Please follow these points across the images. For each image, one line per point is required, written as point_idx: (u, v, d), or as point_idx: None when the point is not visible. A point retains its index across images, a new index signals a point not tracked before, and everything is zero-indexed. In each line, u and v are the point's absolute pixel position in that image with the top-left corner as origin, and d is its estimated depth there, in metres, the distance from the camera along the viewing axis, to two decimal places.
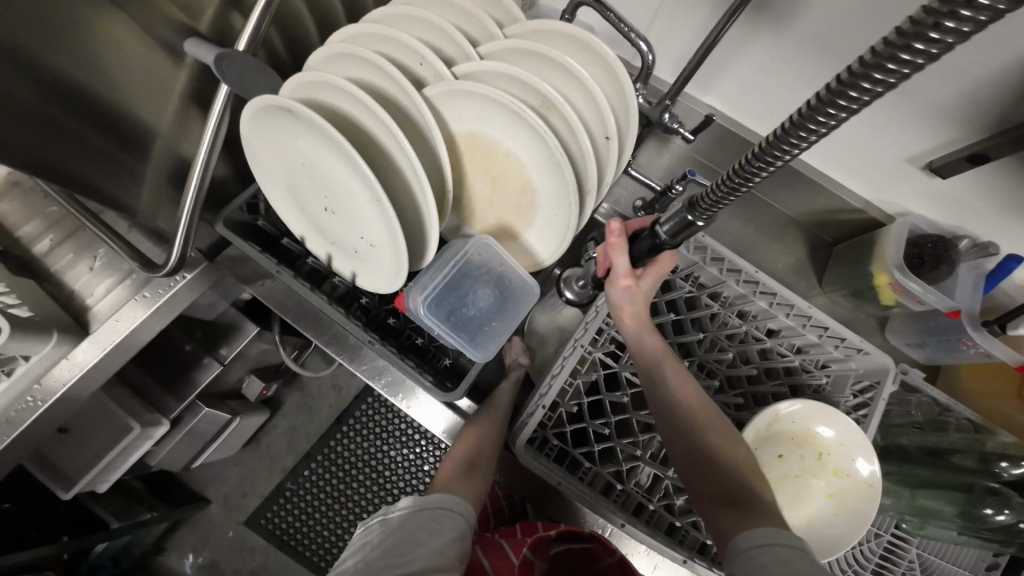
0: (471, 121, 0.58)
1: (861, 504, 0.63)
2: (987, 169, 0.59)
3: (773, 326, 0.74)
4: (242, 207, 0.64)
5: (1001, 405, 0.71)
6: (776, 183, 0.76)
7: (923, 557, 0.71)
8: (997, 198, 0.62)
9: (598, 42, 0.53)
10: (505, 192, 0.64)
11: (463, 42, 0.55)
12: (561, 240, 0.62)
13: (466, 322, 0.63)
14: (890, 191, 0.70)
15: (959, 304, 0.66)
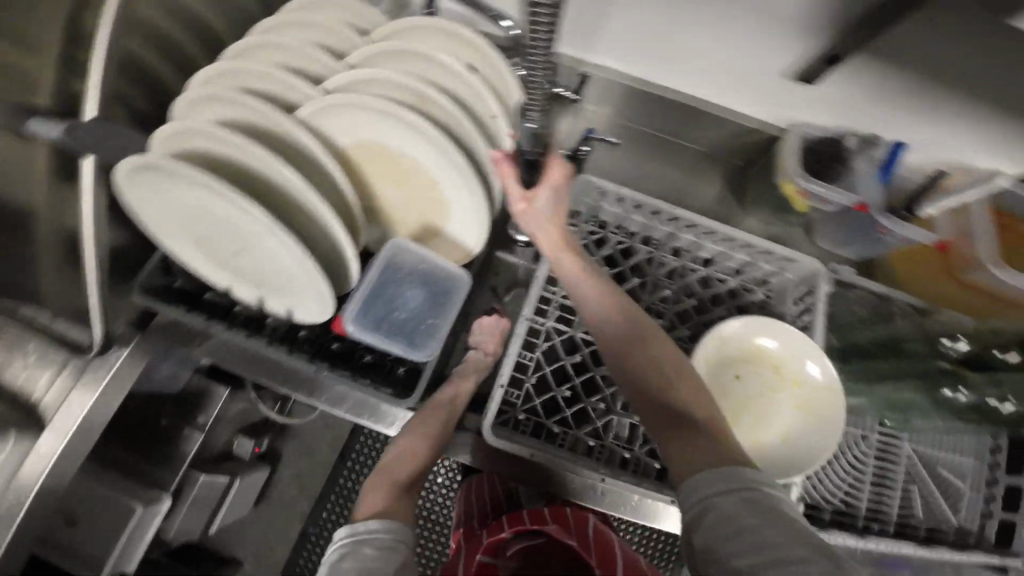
0: (357, 131, 0.58)
1: (828, 410, 0.64)
2: (849, 69, 0.64)
3: (706, 256, 0.77)
4: (155, 272, 0.66)
5: (939, 288, 0.71)
6: (679, 123, 0.82)
7: (918, 452, 0.79)
8: (870, 95, 0.67)
9: (462, 30, 0.56)
10: (413, 193, 0.64)
11: (328, 60, 0.56)
12: (478, 228, 0.64)
13: (403, 326, 0.63)
14: (781, 109, 0.75)
15: (864, 197, 0.69)
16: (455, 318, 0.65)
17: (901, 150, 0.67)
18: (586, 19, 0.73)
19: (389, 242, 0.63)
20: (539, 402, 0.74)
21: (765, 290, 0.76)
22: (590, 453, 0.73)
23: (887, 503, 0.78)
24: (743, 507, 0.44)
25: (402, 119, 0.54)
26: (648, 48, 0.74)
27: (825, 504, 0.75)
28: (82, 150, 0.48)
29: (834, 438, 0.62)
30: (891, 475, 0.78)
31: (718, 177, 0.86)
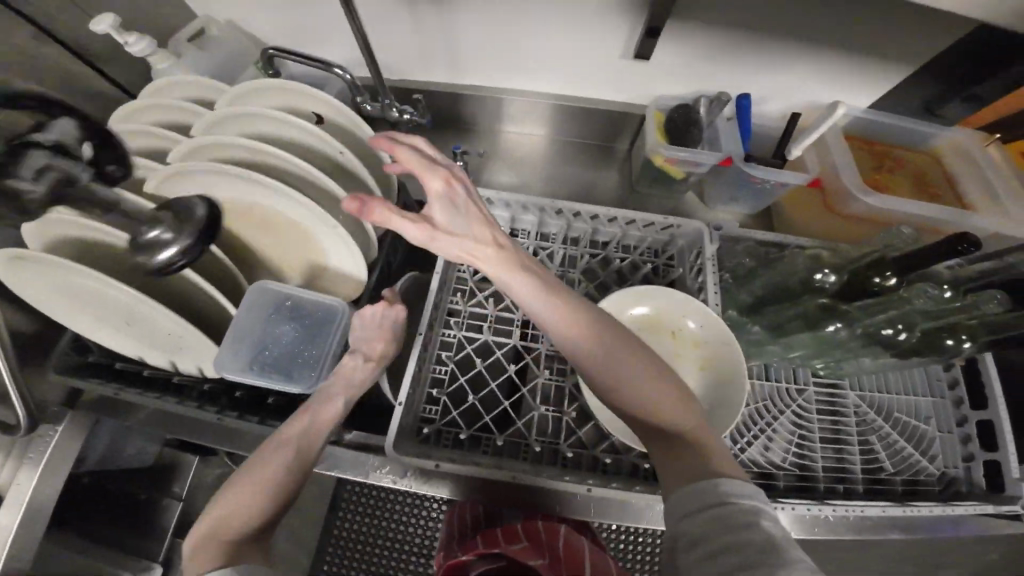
0: (210, 192, 0.61)
1: (729, 367, 0.62)
2: (667, 38, 0.71)
3: (602, 239, 0.79)
4: (68, 350, 0.74)
5: (835, 224, 0.73)
6: (557, 117, 0.88)
7: (867, 398, 0.75)
8: (703, 47, 0.72)
9: (288, 83, 0.60)
10: (283, 238, 0.65)
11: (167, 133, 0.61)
12: (346, 259, 0.65)
13: (279, 364, 0.63)
14: (639, 86, 0.81)
15: (728, 152, 0.73)
16: (341, 345, 0.66)
17: (748, 101, 0.74)
18: (441, 47, 0.81)
19: (255, 285, 0.64)
20: (458, 412, 0.71)
21: (664, 258, 0.77)
22: (515, 453, 0.69)
23: (849, 459, 0.72)
24: (726, 526, 0.41)
25: (240, 180, 0.57)
26: (500, 55, 0.81)
27: (777, 470, 0.70)
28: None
29: (741, 394, 0.59)
30: (845, 429, 0.73)
31: (608, 162, 0.92)
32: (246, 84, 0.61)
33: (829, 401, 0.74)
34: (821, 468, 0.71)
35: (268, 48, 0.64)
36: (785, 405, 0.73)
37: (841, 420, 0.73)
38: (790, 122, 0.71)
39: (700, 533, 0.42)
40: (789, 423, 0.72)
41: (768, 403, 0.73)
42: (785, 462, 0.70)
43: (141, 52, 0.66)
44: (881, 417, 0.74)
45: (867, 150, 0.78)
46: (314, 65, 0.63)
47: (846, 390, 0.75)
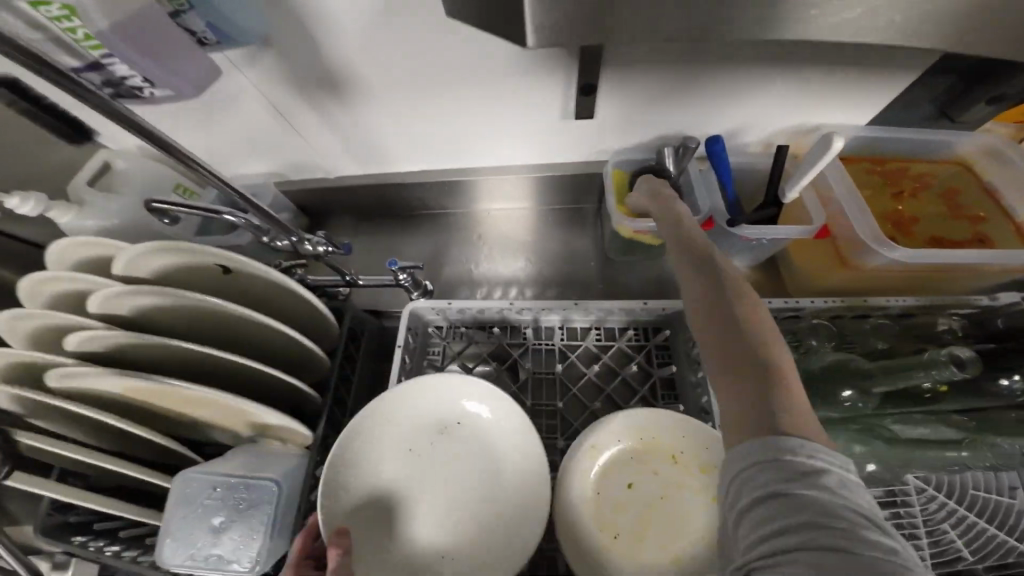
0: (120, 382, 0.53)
1: None
2: (610, 92, 0.60)
3: (579, 327, 0.68)
4: (49, 510, 0.66)
5: (855, 278, 0.59)
6: (512, 186, 0.80)
7: None
8: (655, 99, 0.61)
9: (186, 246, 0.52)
10: (211, 409, 0.57)
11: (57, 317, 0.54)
12: (280, 422, 0.57)
13: (218, 553, 0.53)
14: (592, 146, 0.71)
15: (708, 212, 0.61)
16: (295, 510, 0.57)
17: (722, 146, 0.61)
18: (368, 140, 0.73)
19: (182, 473, 0.55)
20: None
21: (656, 341, 0.65)
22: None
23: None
24: (789, 498, 0.31)
25: (129, 376, 0.49)
26: (432, 137, 0.71)
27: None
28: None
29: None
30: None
31: (578, 225, 0.83)
32: (134, 249, 0.52)
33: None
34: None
35: (147, 201, 0.55)
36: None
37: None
38: (775, 163, 0.58)
39: (751, 489, 0.33)
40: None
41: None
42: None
43: (31, 211, 0.60)
44: None
45: (879, 172, 0.65)
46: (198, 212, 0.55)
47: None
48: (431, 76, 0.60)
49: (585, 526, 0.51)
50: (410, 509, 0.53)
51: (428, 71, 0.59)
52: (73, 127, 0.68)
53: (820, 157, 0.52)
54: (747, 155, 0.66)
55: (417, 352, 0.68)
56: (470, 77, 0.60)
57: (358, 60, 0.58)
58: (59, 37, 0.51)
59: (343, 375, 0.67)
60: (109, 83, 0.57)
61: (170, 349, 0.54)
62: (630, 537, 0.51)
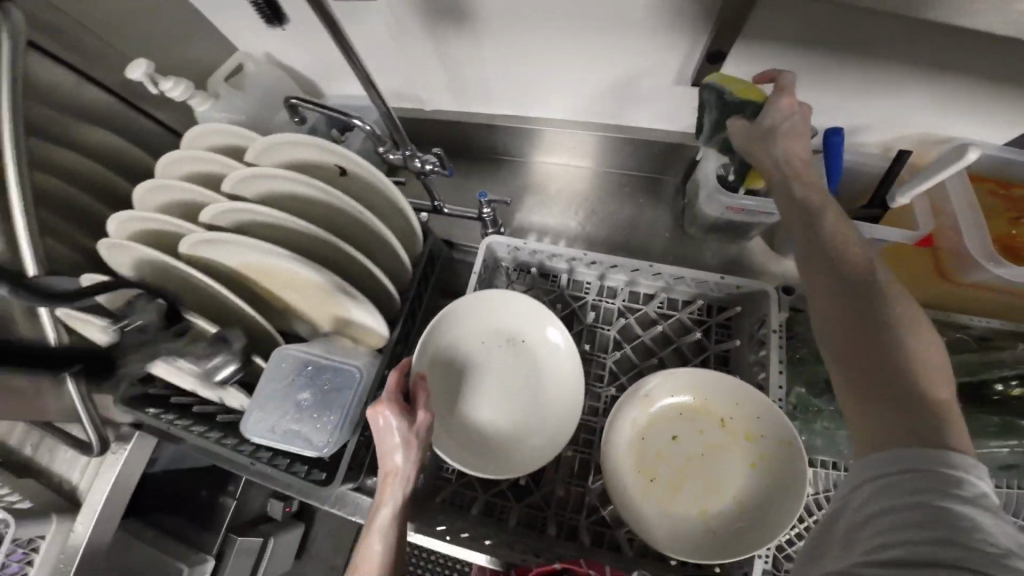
0: (242, 256, 0.59)
1: (789, 470, 0.51)
2: (733, 64, 0.60)
3: (642, 291, 0.70)
4: (132, 383, 0.70)
5: (938, 291, 0.60)
6: (597, 148, 0.81)
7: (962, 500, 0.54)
8: (777, 79, 0.60)
9: (316, 140, 0.57)
10: (309, 297, 0.63)
11: (198, 192, 0.60)
12: (368, 317, 0.62)
13: (294, 429, 0.55)
14: (694, 117, 0.72)
15: None
16: (364, 403, 0.57)
17: (841, 138, 0.61)
18: (473, 80, 0.76)
19: (278, 348, 0.58)
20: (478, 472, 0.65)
21: (718, 318, 0.66)
22: (531, 525, 0.62)
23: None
24: (943, 520, 0.32)
25: (254, 247, 0.55)
26: (536, 82, 0.73)
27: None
28: (37, 304, 0.49)
29: (795, 508, 0.48)
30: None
31: (655, 197, 0.83)
32: (270, 138, 0.59)
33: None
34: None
35: (287, 96, 0.60)
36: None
37: None
38: (894, 164, 0.58)
39: (891, 517, 0.34)
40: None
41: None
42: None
43: (178, 97, 0.65)
44: None
45: (1002, 196, 0.60)
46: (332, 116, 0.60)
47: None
48: (557, 21, 0.62)
49: (623, 464, 0.55)
50: (468, 395, 0.61)
51: (556, 16, 0.61)
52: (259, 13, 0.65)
53: (950, 167, 0.53)
54: (856, 153, 0.65)
55: (485, 285, 0.72)
56: (595, 26, 0.61)
57: None
58: None
59: (415, 293, 0.71)
60: None
61: (283, 231, 0.59)
62: (665, 480, 0.55)
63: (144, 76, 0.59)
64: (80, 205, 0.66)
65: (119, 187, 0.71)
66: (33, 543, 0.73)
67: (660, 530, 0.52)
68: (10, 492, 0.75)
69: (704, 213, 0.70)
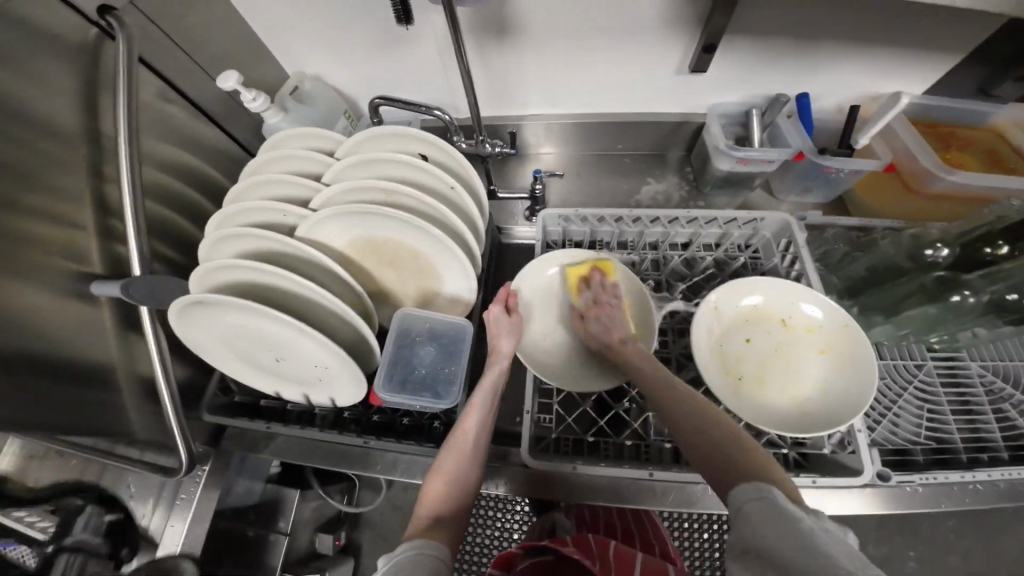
0: (345, 235, 0.64)
1: (854, 348, 0.59)
2: (726, 50, 0.77)
3: (682, 239, 0.81)
4: (216, 392, 0.78)
5: (910, 203, 0.76)
6: (615, 134, 0.96)
7: (987, 366, 0.68)
8: (760, 60, 0.78)
9: (408, 129, 0.66)
10: (403, 271, 0.68)
11: (295, 182, 0.64)
12: (463, 280, 0.68)
13: (422, 382, 0.60)
14: (694, 99, 0.89)
15: (799, 147, 0.78)
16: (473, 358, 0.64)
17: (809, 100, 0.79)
18: (511, 86, 0.89)
19: (398, 312, 0.63)
20: (575, 417, 0.71)
21: (751, 252, 0.78)
22: (635, 456, 0.67)
23: (986, 427, 0.64)
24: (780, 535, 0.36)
25: (366, 219, 0.61)
26: (564, 82, 0.87)
27: (913, 445, 0.64)
28: (146, 303, 0.61)
29: (872, 373, 0.57)
30: (974, 399, 0.66)
31: (667, 171, 0.98)
32: (367, 132, 0.67)
33: (950, 374, 0.68)
34: (959, 439, 0.64)
35: (373, 98, 0.70)
36: (906, 381, 0.67)
37: (962, 378, 0.67)
38: (850, 116, 0.76)
39: (760, 541, 0.37)
40: (915, 392, 0.67)
41: (886, 380, 0.67)
42: (918, 436, 0.64)
43: (259, 108, 0.71)
44: (1009, 385, 0.67)
45: (932, 134, 0.79)
46: (416, 110, 0.71)
47: (967, 360, 0.69)
48: (586, 28, 0.76)
49: (711, 366, 0.62)
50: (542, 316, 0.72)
51: (586, 24, 0.76)
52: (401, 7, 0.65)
53: (890, 110, 0.70)
54: (822, 112, 0.83)
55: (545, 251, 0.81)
56: (618, 29, 0.76)
57: (535, 8, 0.73)
58: None
59: (485, 267, 0.79)
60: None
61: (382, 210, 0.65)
62: (755, 379, 0.62)
63: (235, 86, 0.65)
64: (161, 213, 0.67)
65: (193, 200, 0.73)
66: None
67: (755, 414, 0.59)
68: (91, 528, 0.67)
69: (716, 168, 0.85)
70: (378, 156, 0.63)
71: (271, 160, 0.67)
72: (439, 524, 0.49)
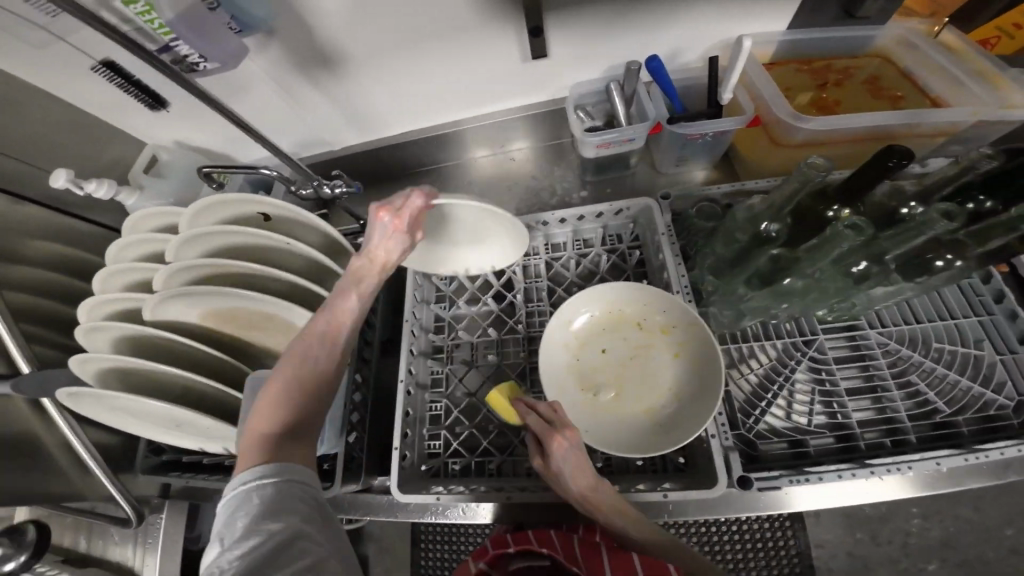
0: (198, 308, 0.66)
1: (703, 348, 0.57)
2: (557, 27, 0.71)
3: (556, 239, 0.77)
4: (148, 453, 0.77)
5: (785, 155, 0.69)
6: (488, 133, 0.91)
7: (889, 332, 0.63)
8: (597, 30, 0.71)
9: (237, 194, 0.66)
10: (269, 330, 0.70)
11: (142, 265, 0.67)
12: None
13: None
14: (554, 82, 0.82)
15: (657, 117, 0.73)
16: (341, 405, 0.68)
17: (659, 62, 0.72)
18: (367, 111, 0.86)
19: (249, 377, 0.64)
20: (463, 440, 0.70)
21: (625, 242, 0.74)
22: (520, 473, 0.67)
23: (891, 406, 0.60)
24: None
25: (210, 294, 0.63)
26: (416, 97, 0.83)
27: (804, 434, 0.60)
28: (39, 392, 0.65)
29: (719, 377, 0.54)
30: (877, 371, 0.62)
31: (555, 160, 0.93)
32: (201, 201, 0.66)
33: (849, 346, 0.64)
34: (857, 422, 0.60)
35: (200, 169, 0.71)
36: (798, 358, 0.63)
37: (860, 347, 0.63)
38: (711, 71, 0.69)
39: None
40: (806, 372, 0.63)
41: (777, 362, 0.64)
42: (811, 424, 0.61)
43: (105, 194, 0.73)
44: (913, 348, 0.62)
45: (807, 70, 0.72)
46: (251, 173, 0.71)
47: (867, 329, 0.64)
48: (402, 39, 0.72)
49: (565, 382, 0.60)
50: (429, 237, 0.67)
51: (399, 35, 0.71)
52: (146, 94, 0.74)
53: (738, 58, 0.63)
54: (690, 73, 0.76)
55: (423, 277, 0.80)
56: (437, 33, 0.71)
57: (345, 33, 0.69)
58: (140, 27, 0.61)
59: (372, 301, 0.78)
60: (173, 62, 0.66)
61: (233, 276, 0.67)
62: (608, 392, 0.60)
63: (67, 184, 0.67)
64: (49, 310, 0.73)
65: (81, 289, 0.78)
66: None
67: (601, 433, 0.57)
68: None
69: (584, 156, 0.80)
70: (211, 230, 0.65)
71: (133, 236, 0.68)
72: (290, 443, 0.48)
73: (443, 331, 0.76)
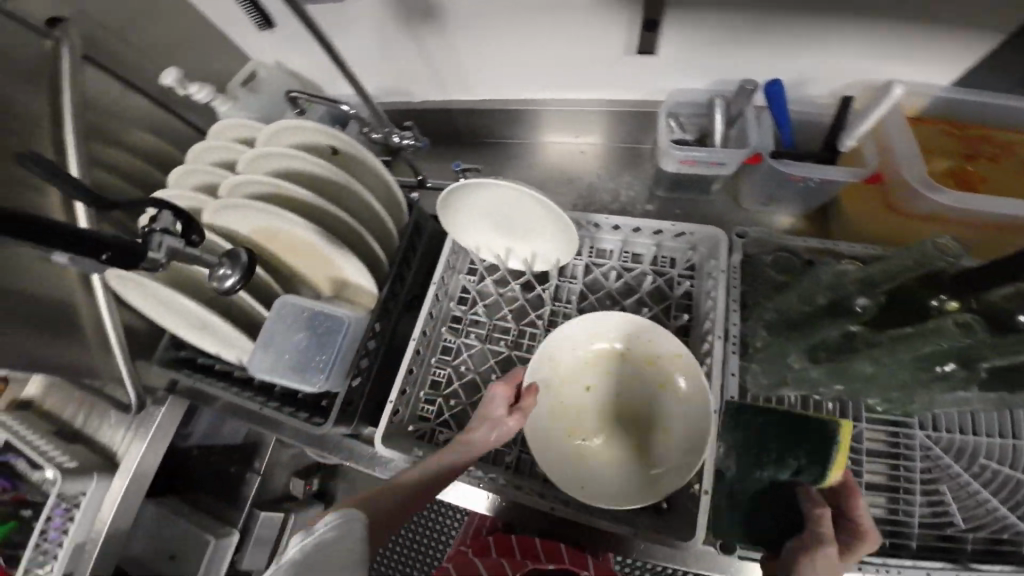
0: (250, 222, 0.69)
1: None
2: (673, 29, 0.65)
3: (606, 247, 0.74)
4: (168, 347, 0.81)
5: (888, 221, 0.62)
6: (566, 122, 0.86)
7: (948, 441, 0.55)
8: (718, 40, 0.65)
9: (306, 122, 0.68)
10: (307, 258, 0.72)
11: (212, 171, 0.71)
12: (356, 273, 0.69)
13: (295, 365, 0.66)
14: (652, 85, 0.76)
15: (755, 146, 0.66)
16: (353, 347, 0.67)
17: (780, 87, 0.64)
18: (453, 72, 0.84)
19: (280, 299, 0.68)
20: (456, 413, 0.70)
21: (677, 269, 0.69)
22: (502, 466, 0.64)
23: (905, 509, 0.55)
24: None
25: (261, 211, 0.66)
26: (506, 68, 0.81)
27: None
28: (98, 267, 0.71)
29: None
30: (907, 473, 0.56)
31: (629, 165, 0.87)
32: (278, 122, 0.69)
33: (887, 441, 0.57)
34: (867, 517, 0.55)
35: (291, 93, 0.74)
36: None
37: (902, 446, 0.56)
38: (837, 111, 0.61)
39: None
40: None
41: None
42: None
43: (203, 98, 0.77)
44: (957, 459, 0.55)
45: (955, 135, 0.62)
46: (331, 105, 0.73)
47: (915, 429, 0.56)
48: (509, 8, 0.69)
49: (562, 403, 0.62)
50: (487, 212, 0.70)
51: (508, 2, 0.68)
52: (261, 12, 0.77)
53: (877, 106, 0.54)
54: (805, 108, 0.68)
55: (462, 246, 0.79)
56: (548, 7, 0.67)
57: None
58: None
59: (409, 257, 0.77)
60: None
61: (286, 199, 0.69)
62: (594, 437, 0.60)
63: (172, 82, 0.71)
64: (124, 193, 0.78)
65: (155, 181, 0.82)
66: (75, 500, 0.74)
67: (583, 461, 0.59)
68: (63, 457, 0.76)
69: (662, 169, 0.74)
70: (276, 151, 0.67)
71: (210, 145, 0.73)
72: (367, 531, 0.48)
73: (467, 303, 0.76)
